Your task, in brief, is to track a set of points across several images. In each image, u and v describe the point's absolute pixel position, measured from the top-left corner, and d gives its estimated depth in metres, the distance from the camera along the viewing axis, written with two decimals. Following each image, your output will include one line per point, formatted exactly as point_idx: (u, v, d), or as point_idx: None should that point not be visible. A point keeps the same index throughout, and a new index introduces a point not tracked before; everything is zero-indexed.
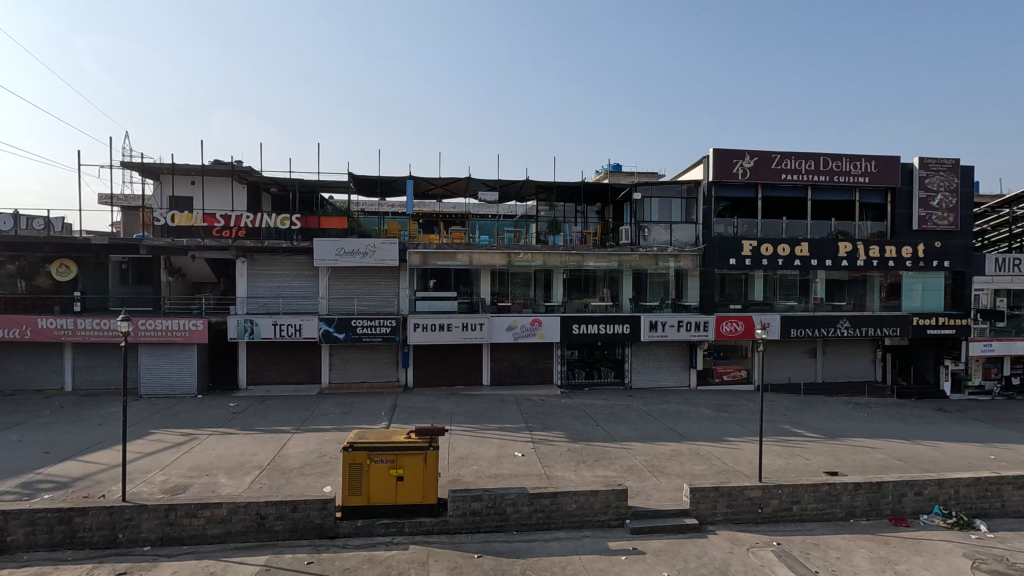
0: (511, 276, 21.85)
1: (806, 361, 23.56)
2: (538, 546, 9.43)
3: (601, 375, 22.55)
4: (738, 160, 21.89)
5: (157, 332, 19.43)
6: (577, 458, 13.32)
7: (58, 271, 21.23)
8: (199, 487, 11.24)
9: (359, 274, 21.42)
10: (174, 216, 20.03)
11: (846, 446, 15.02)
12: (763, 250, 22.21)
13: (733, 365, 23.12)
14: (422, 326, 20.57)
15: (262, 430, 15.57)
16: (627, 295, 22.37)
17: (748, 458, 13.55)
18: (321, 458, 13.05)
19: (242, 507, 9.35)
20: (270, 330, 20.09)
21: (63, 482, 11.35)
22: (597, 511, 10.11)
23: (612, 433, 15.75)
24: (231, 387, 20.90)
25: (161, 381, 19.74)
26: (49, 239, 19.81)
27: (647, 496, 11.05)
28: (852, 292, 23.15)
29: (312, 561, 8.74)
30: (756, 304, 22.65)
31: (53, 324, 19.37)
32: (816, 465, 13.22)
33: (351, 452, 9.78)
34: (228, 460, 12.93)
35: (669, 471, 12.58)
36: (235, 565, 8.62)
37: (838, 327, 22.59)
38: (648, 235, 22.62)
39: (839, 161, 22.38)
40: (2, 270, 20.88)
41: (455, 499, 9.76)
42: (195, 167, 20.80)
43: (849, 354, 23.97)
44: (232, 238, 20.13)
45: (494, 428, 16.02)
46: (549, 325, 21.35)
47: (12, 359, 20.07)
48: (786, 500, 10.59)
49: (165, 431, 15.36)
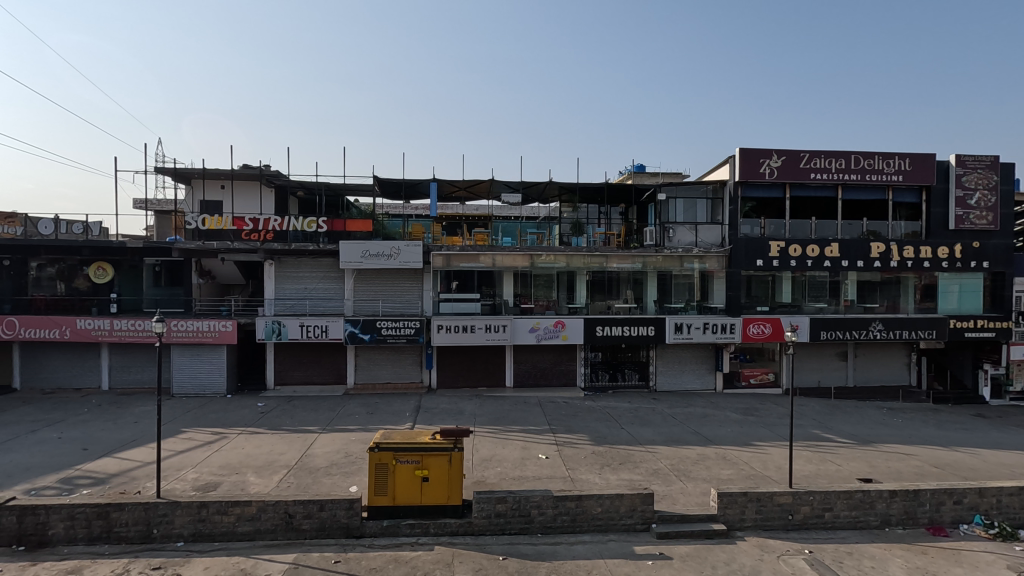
0: (534, 278, 21.85)
1: (836, 365, 22.98)
2: (563, 549, 9.37)
3: (624, 378, 22.38)
4: (764, 160, 21.49)
5: (189, 333, 19.91)
6: (601, 461, 13.22)
7: (96, 273, 22.01)
8: (229, 486, 11.47)
9: (383, 276, 21.63)
10: (205, 220, 20.55)
11: (880, 453, 14.56)
12: (791, 251, 21.77)
13: (760, 368, 22.68)
14: (446, 327, 20.66)
15: (289, 430, 15.81)
16: (651, 297, 22.12)
17: (777, 463, 13.26)
18: (347, 458, 13.21)
19: (270, 505, 9.51)
20: (296, 331, 20.42)
21: (100, 479, 11.71)
22: (622, 515, 10.02)
23: (637, 436, 15.62)
24: (260, 387, 21.28)
25: (192, 381, 20.21)
26: (87, 243, 20.53)
27: (673, 500, 10.90)
28: (884, 294, 22.53)
29: (339, 561, 8.82)
30: (784, 306, 22.22)
31: (90, 325, 20.01)
32: (848, 471, 12.89)
33: (377, 452, 9.87)
34: (257, 459, 13.13)
35: (695, 476, 12.36)
36: (265, 563, 8.75)
37: (871, 330, 21.98)
38: (673, 236, 22.32)
39: (871, 160, 21.80)
40: (43, 272, 21.69)
41: (480, 500, 9.78)
42: (225, 172, 21.32)
43: (882, 358, 23.31)
44: (261, 241, 20.52)
45: (517, 430, 16.00)
46: (573, 326, 21.23)
47: (52, 359, 20.78)
48: (817, 507, 10.33)
49: (196, 430, 15.68)
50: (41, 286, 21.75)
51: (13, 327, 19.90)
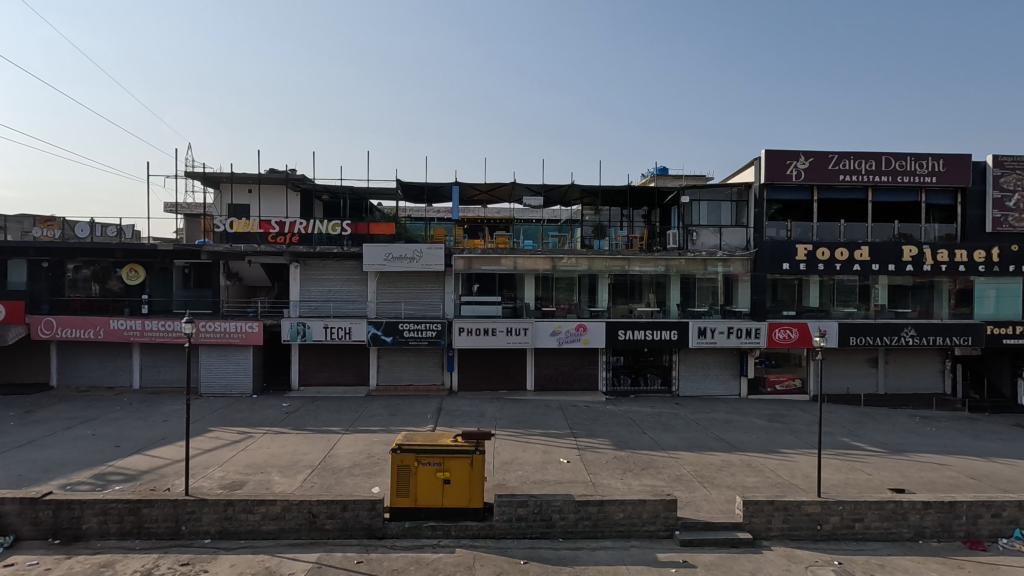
0: (555, 281, 21.77)
1: (865, 371, 22.40)
2: (585, 555, 9.29)
3: (647, 382, 22.16)
4: (791, 161, 21.10)
5: (217, 333, 20.37)
6: (623, 466, 13.10)
7: (128, 275, 22.62)
8: (255, 484, 11.67)
9: (406, 279, 21.80)
10: (232, 222, 20.97)
11: (912, 462, 14.15)
12: (819, 254, 21.30)
13: (787, 373, 22.25)
14: (467, 330, 20.72)
15: (313, 430, 16.04)
16: (674, 300, 21.86)
17: (805, 472, 12.95)
18: (369, 459, 13.37)
19: (295, 505, 9.63)
20: (320, 333, 20.70)
21: (131, 475, 12.02)
22: (645, 521, 9.90)
23: (659, 441, 15.44)
24: (285, 387, 21.63)
25: (219, 381, 20.62)
26: (120, 245, 20.91)
27: (697, 507, 10.73)
28: (916, 299, 21.92)
29: (361, 561, 8.88)
30: (811, 311, 21.76)
31: (123, 325, 20.62)
32: (878, 481, 12.55)
33: (399, 453, 9.91)
34: (281, 459, 13.33)
35: (720, 483, 12.14)
36: (289, 562, 8.85)
37: (903, 336, 21.38)
38: (696, 239, 22.02)
39: (903, 161, 21.24)
40: (78, 274, 22.38)
41: (502, 504, 9.79)
42: (253, 176, 21.81)
43: (914, 364, 22.64)
44: (286, 244, 20.85)
45: (538, 433, 15.93)
46: (595, 330, 21.08)
47: (86, 358, 21.43)
48: (847, 518, 10.06)
49: (222, 429, 16.00)
50: (76, 287, 22.46)
51: (51, 327, 20.63)
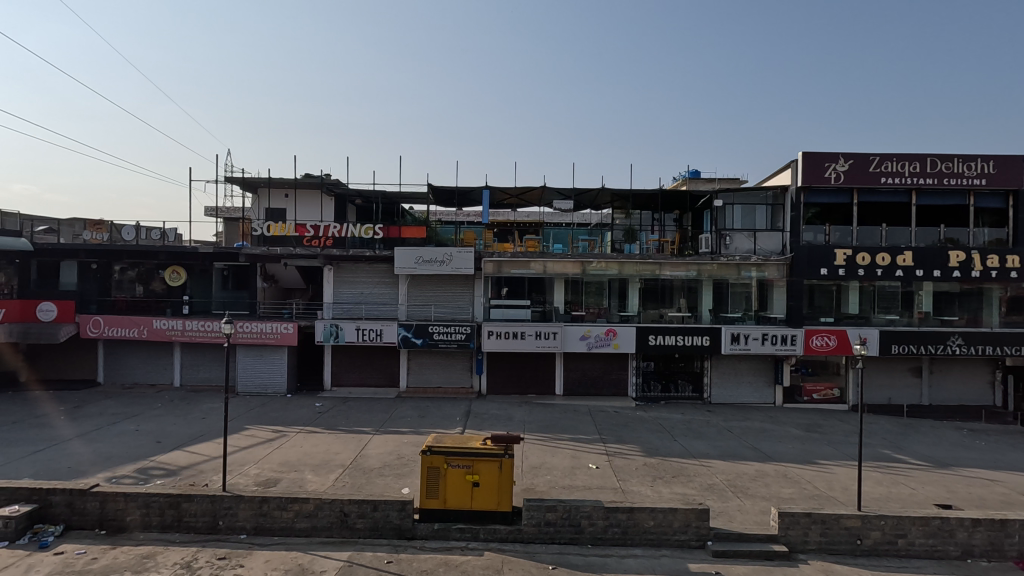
0: (585, 285, 21.67)
1: (909, 381, 21.53)
2: (614, 562, 9.18)
3: (677, 389, 21.79)
4: (830, 164, 20.56)
5: (253, 334, 20.95)
6: (653, 473, 12.91)
7: (170, 276, 23.22)
8: (288, 482, 11.94)
9: (436, 282, 22.00)
10: (269, 226, 21.48)
11: (960, 477, 13.51)
12: (859, 260, 20.65)
13: (824, 382, 21.57)
14: (496, 334, 20.81)
15: (345, 430, 16.32)
16: (706, 306, 21.51)
17: (844, 484, 12.52)
18: (399, 460, 13.50)
19: (327, 503, 9.79)
20: (353, 334, 21.13)
21: (172, 470, 12.44)
22: (676, 530, 9.72)
23: (690, 449, 15.19)
24: (317, 387, 22.08)
25: (255, 381, 21.16)
26: (163, 247, 21.69)
27: (730, 518, 10.50)
28: (964, 306, 20.98)
29: (391, 561, 8.98)
30: (850, 318, 21.10)
31: (165, 325, 21.42)
32: (923, 495, 12.05)
33: (429, 455, 9.99)
34: (314, 458, 13.62)
35: (755, 493, 11.85)
36: (321, 560, 9.00)
37: (949, 345, 20.55)
38: (730, 244, 21.53)
39: (950, 162, 20.42)
40: (124, 275, 23.05)
41: (531, 508, 9.76)
42: (289, 181, 22.35)
43: (962, 375, 21.65)
44: (321, 247, 21.25)
45: (567, 438, 15.87)
46: (625, 335, 20.88)
47: (130, 356, 22.29)
48: (889, 533, 9.68)
49: (258, 427, 16.42)
50: (121, 288, 23.09)
51: (99, 326, 21.56)
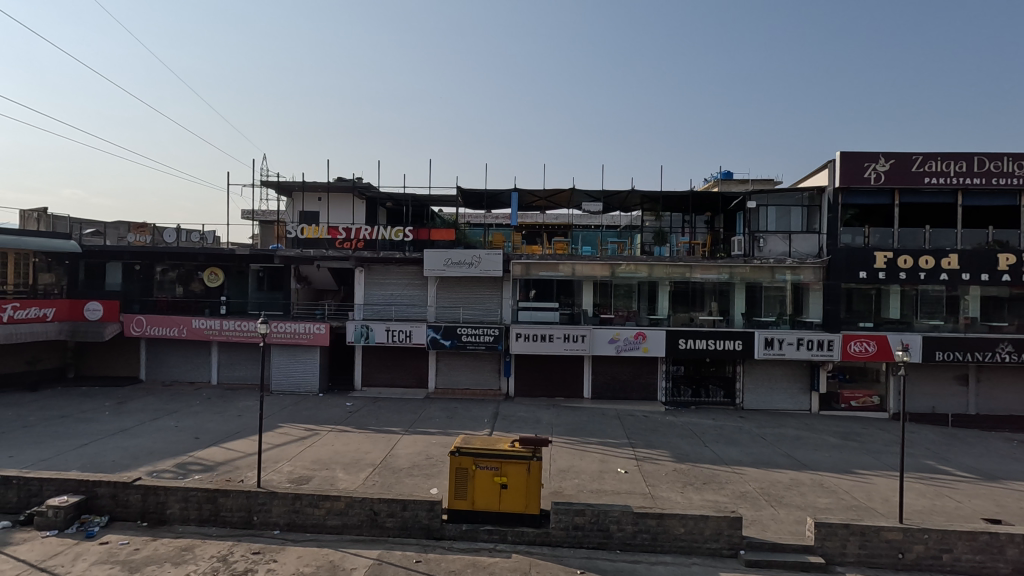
0: (614, 288, 21.49)
1: (954, 389, 20.66)
2: (643, 569, 9.05)
3: (708, 394, 21.43)
4: (870, 163, 19.91)
5: (287, 334, 21.45)
6: (683, 479, 12.71)
7: (209, 278, 24.03)
8: (320, 479, 12.17)
9: (464, 284, 22.14)
10: (303, 229, 22.04)
11: (1010, 491, 12.87)
12: (901, 263, 19.93)
13: (863, 390, 20.87)
14: (525, 336, 20.82)
15: (374, 430, 16.53)
16: (739, 309, 21.07)
17: (884, 495, 12.07)
18: (428, 460, 13.60)
19: (357, 502, 9.93)
20: (383, 335, 21.47)
21: (209, 466, 12.81)
22: (707, 537, 9.54)
23: (721, 455, 14.88)
24: (348, 387, 22.46)
25: (288, 380, 21.65)
26: (202, 250, 22.38)
27: (764, 527, 10.25)
28: (1014, 312, 20.04)
29: (419, 560, 9.05)
30: (891, 323, 20.38)
31: (203, 325, 22.10)
32: (970, 509, 11.52)
33: (458, 456, 10.05)
34: (345, 456, 13.84)
35: (790, 503, 11.52)
36: (352, 557, 9.14)
37: (997, 352, 19.61)
38: (763, 246, 21.14)
39: (1000, 162, 19.55)
40: (165, 276, 23.89)
41: (559, 511, 9.69)
42: (322, 185, 22.80)
43: (1011, 384, 20.64)
44: (352, 249, 21.68)
45: (595, 442, 15.73)
46: (654, 339, 20.65)
47: (171, 355, 23.07)
48: (933, 548, 9.30)
49: (290, 425, 16.77)
50: (162, 288, 23.93)
51: (141, 325, 22.38)
